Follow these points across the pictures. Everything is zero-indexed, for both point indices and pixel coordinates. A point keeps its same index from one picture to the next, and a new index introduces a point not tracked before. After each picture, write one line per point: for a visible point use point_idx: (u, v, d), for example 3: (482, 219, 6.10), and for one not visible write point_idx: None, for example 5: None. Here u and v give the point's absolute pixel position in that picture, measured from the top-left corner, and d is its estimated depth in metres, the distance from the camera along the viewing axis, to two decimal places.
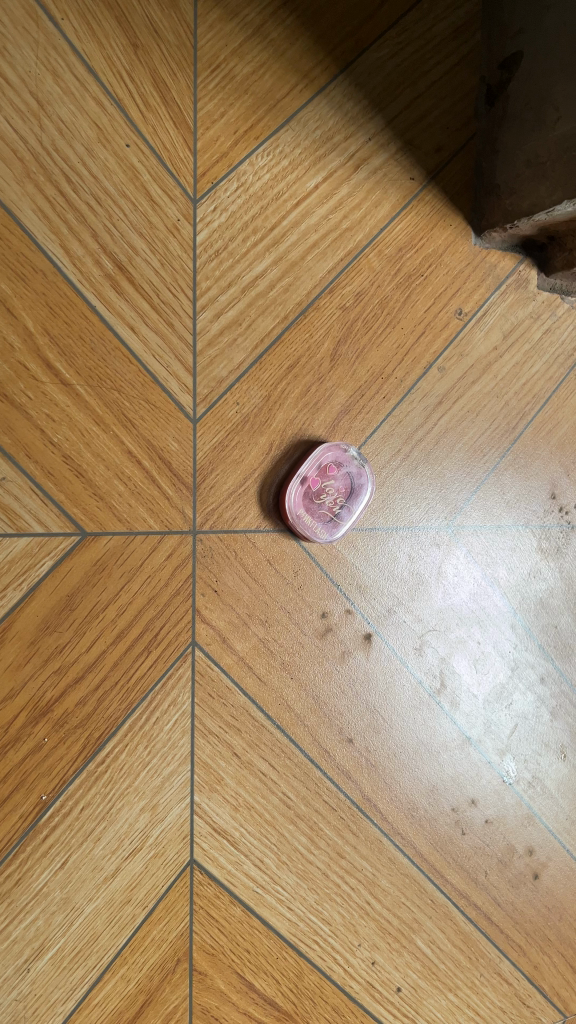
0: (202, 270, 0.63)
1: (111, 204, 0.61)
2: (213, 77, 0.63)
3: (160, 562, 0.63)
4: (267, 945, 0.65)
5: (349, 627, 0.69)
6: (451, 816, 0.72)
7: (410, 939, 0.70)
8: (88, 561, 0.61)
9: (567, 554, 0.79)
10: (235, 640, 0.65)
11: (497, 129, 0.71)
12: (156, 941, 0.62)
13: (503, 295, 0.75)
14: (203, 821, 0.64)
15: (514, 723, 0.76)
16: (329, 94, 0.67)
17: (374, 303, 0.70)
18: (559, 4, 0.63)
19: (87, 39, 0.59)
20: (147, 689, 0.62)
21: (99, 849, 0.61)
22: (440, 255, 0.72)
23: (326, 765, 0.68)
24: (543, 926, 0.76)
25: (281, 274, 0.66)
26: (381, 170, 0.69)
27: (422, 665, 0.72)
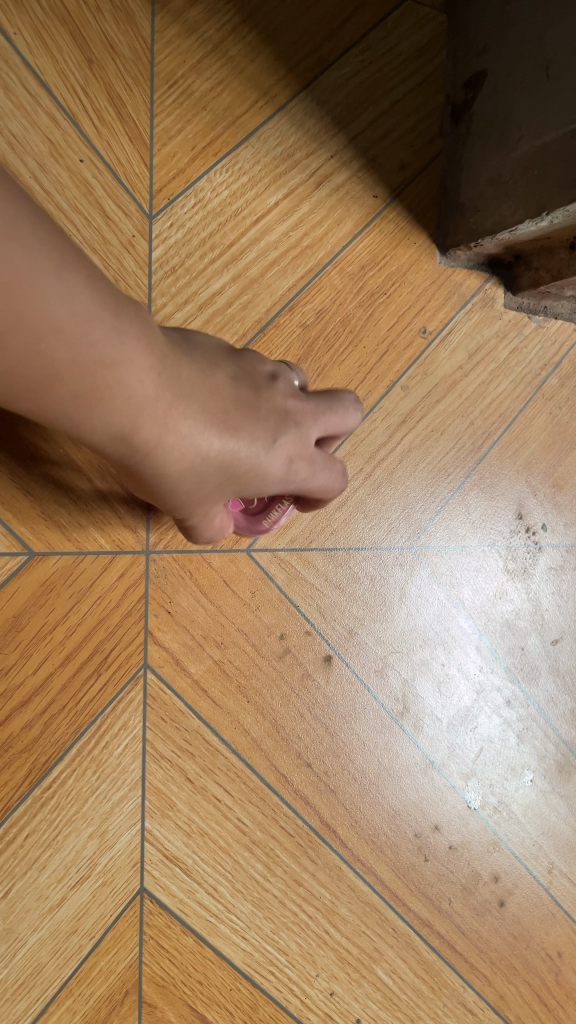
0: (158, 286, 0.63)
1: (64, 220, 0.59)
2: (171, 92, 0.63)
3: (111, 582, 0.62)
4: (220, 976, 0.64)
5: (309, 650, 0.68)
6: (413, 842, 0.71)
7: (371, 970, 0.68)
8: (36, 582, 0.60)
9: (534, 575, 0.78)
10: (189, 662, 0.64)
11: (462, 148, 0.70)
12: (104, 972, 0.61)
13: (469, 313, 0.74)
14: (154, 847, 0.62)
15: (479, 747, 0.74)
16: (291, 111, 0.67)
17: (336, 321, 0.69)
18: (523, 23, 0.62)
19: (40, 52, 0.59)
20: (97, 710, 0.61)
21: (44, 878, 0.60)
22: (404, 273, 0.72)
23: (283, 790, 0.66)
24: (509, 954, 0.74)
25: (240, 291, 0.65)
26: (344, 187, 0.69)
27: (384, 688, 0.71)
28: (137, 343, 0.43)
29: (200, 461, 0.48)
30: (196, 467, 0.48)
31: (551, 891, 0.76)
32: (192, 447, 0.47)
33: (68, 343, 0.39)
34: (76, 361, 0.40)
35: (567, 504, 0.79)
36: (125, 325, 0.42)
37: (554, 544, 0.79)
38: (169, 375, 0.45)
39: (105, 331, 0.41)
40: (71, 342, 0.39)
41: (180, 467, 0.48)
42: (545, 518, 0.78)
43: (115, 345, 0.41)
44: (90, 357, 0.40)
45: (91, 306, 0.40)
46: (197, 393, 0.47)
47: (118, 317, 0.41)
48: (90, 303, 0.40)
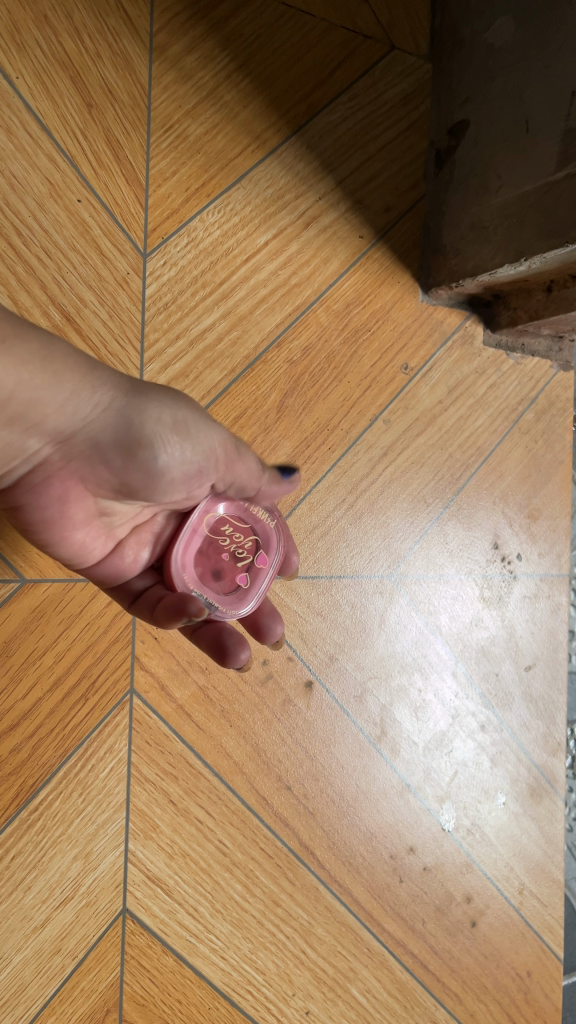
0: (151, 323, 0.65)
1: (61, 257, 0.62)
2: (166, 136, 0.66)
3: (99, 609, 0.64)
4: (199, 995, 0.65)
5: (290, 675, 0.70)
6: (389, 863, 0.73)
7: (345, 989, 0.70)
8: (27, 608, 0.61)
9: (509, 603, 0.80)
10: (174, 688, 0.66)
11: (445, 192, 0.72)
12: (86, 991, 0.62)
13: (449, 351, 0.77)
14: (137, 868, 0.64)
15: (454, 770, 0.76)
16: (281, 155, 0.70)
17: (322, 358, 0.71)
18: (504, 77, 0.63)
19: (42, 97, 0.62)
20: (83, 734, 0.63)
21: (29, 898, 0.61)
22: (388, 310, 0.74)
23: (263, 812, 0.68)
24: (480, 974, 0.76)
25: (230, 327, 0.68)
26: (331, 228, 0.71)
27: (363, 713, 0.73)
28: (93, 390, 0.46)
29: (188, 474, 0.51)
30: (181, 482, 0.51)
31: (521, 910, 0.78)
32: (178, 466, 0.50)
33: (7, 407, 0.44)
34: (18, 417, 0.45)
35: (542, 534, 0.82)
36: (78, 382, 0.45)
37: (528, 574, 0.81)
38: (138, 414, 0.48)
39: (49, 393, 0.45)
40: (10, 406, 0.44)
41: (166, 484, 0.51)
42: (519, 548, 0.81)
43: (66, 393, 0.45)
44: (41, 411, 0.45)
45: (37, 372, 0.44)
46: (184, 418, 0.49)
47: (72, 371, 0.45)
48: (36, 368, 0.44)
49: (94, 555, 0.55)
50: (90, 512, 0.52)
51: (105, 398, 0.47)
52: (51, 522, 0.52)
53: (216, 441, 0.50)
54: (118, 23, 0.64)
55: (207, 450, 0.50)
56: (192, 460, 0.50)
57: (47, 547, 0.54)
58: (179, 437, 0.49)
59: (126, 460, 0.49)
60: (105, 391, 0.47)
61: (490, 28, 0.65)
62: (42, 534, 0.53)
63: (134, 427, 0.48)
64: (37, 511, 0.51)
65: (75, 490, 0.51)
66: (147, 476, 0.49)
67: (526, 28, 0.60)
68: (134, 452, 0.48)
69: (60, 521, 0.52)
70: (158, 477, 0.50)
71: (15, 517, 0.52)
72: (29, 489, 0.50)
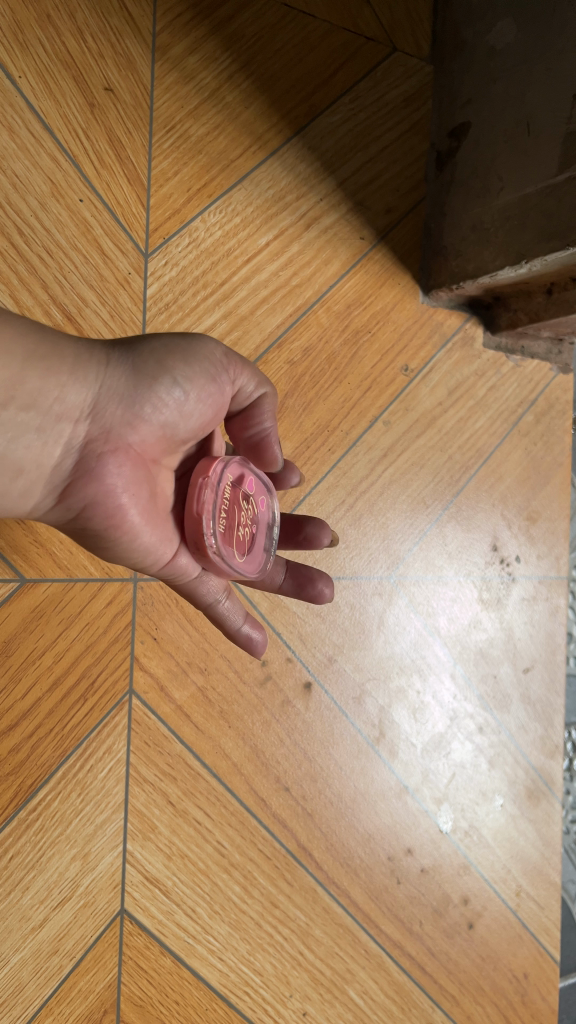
0: (152, 323, 0.65)
1: (62, 256, 0.62)
2: (168, 136, 0.66)
3: (99, 608, 0.64)
4: (197, 996, 0.65)
5: (289, 676, 0.70)
6: (387, 865, 0.72)
7: (343, 990, 0.70)
8: (26, 607, 0.62)
9: (508, 605, 0.80)
10: (173, 689, 0.66)
11: (446, 194, 0.72)
12: (84, 992, 0.62)
13: (449, 353, 0.77)
14: (135, 869, 0.64)
15: (452, 772, 0.76)
16: (283, 156, 0.70)
17: (322, 359, 0.71)
18: (505, 79, 0.63)
19: (44, 97, 0.62)
20: (82, 735, 0.63)
21: (27, 899, 0.61)
22: (388, 312, 0.74)
23: (261, 813, 0.68)
24: (477, 976, 0.75)
25: (231, 327, 0.68)
26: (332, 229, 0.71)
27: (361, 715, 0.72)
28: (91, 348, 0.47)
29: (212, 393, 0.50)
30: (208, 411, 0.51)
31: (519, 913, 0.78)
32: (198, 385, 0.49)
33: (25, 385, 0.44)
34: (38, 395, 0.45)
35: (541, 536, 0.82)
36: (76, 345, 0.46)
37: (527, 576, 0.81)
38: (137, 354, 0.48)
39: (53, 362, 0.45)
40: (27, 384, 0.44)
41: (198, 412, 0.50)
42: (518, 550, 0.81)
43: (71, 358, 0.46)
44: (56, 381, 0.45)
45: (36, 343, 0.45)
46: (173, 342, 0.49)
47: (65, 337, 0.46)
48: (34, 340, 0.45)
49: (172, 546, 0.52)
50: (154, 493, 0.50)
51: (104, 353, 0.47)
52: (127, 511, 0.48)
53: (215, 349, 0.51)
54: (121, 23, 0.64)
55: (213, 358, 0.50)
56: (206, 376, 0.50)
57: (125, 551, 0.50)
58: (182, 357, 0.49)
59: (157, 405, 0.48)
60: (101, 349, 0.47)
61: (492, 30, 0.65)
62: (119, 532, 0.49)
63: (142, 368, 0.48)
64: (110, 505, 0.47)
65: (135, 471, 0.48)
66: (181, 411, 0.49)
67: (528, 30, 0.60)
68: (155, 391, 0.48)
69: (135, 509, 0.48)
70: (189, 408, 0.49)
71: (85, 525, 0.48)
72: (88, 480, 0.47)
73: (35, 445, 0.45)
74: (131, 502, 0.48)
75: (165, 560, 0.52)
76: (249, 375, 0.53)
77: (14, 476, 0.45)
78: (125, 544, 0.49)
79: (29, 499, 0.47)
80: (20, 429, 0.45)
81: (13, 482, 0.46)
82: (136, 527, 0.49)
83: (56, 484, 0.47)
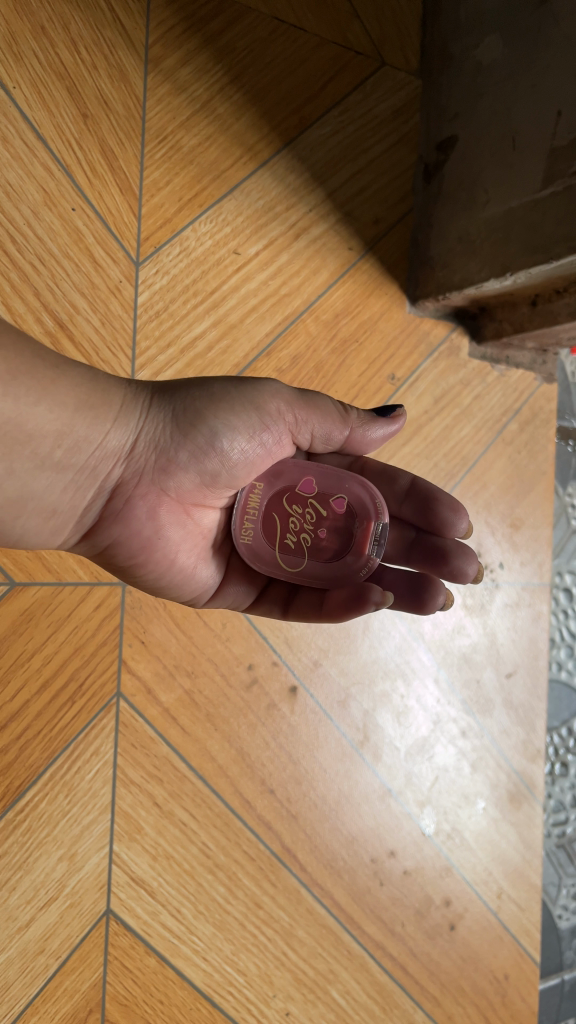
0: (142, 331, 0.66)
1: (54, 265, 0.64)
2: (160, 147, 0.67)
3: (88, 612, 0.65)
4: (181, 995, 0.66)
5: (275, 680, 0.70)
6: (370, 867, 0.73)
7: (325, 991, 0.71)
8: (16, 610, 0.63)
9: (491, 611, 0.81)
10: (160, 692, 0.67)
11: (433, 206, 0.73)
12: (69, 991, 0.63)
13: (435, 363, 0.78)
14: (121, 870, 0.65)
15: (435, 776, 0.77)
16: (273, 167, 0.71)
17: (310, 367, 0.72)
18: (492, 94, 0.65)
19: (38, 107, 0.63)
20: (69, 737, 0.64)
21: (14, 898, 0.62)
22: (376, 322, 0.75)
23: (247, 815, 0.69)
24: (458, 977, 0.77)
25: (220, 336, 0.69)
26: (321, 239, 0.73)
27: (346, 719, 0.73)
28: (134, 398, 0.51)
29: (260, 441, 0.53)
30: (254, 456, 0.53)
31: (500, 915, 0.79)
32: (245, 437, 0.52)
33: (70, 434, 0.48)
34: (82, 441, 0.49)
35: (524, 543, 0.83)
36: (122, 395, 0.50)
37: (510, 582, 0.82)
38: (180, 402, 0.51)
39: (100, 411, 0.49)
40: (72, 433, 0.48)
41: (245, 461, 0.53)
42: (502, 557, 0.81)
43: (117, 408, 0.50)
44: (102, 431, 0.49)
45: (88, 394, 0.48)
46: (223, 391, 0.51)
47: (114, 387, 0.50)
48: (86, 391, 0.48)
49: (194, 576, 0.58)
50: (183, 528, 0.55)
51: (144, 403, 0.51)
52: (150, 548, 0.54)
53: (273, 399, 0.52)
54: (114, 35, 0.65)
55: (267, 411, 0.52)
56: (256, 426, 0.52)
57: (147, 578, 0.56)
58: (230, 408, 0.51)
59: (193, 452, 0.52)
60: (145, 398, 0.51)
61: (479, 46, 0.67)
62: (143, 565, 0.55)
63: (182, 417, 0.51)
64: (133, 543, 0.54)
65: (164, 510, 0.54)
66: (224, 460, 0.52)
67: (514, 48, 0.62)
68: (190, 441, 0.51)
69: (159, 548, 0.55)
70: (234, 458, 0.52)
71: (112, 557, 0.55)
72: (114, 519, 0.54)
73: (72, 489, 0.50)
74: (155, 540, 0.54)
75: (189, 584, 0.58)
76: (324, 418, 0.54)
77: (52, 517, 0.51)
78: (148, 574, 0.56)
79: (63, 534, 0.53)
80: (60, 473, 0.49)
81: (49, 521, 0.51)
82: (160, 561, 0.55)
83: (87, 522, 0.54)
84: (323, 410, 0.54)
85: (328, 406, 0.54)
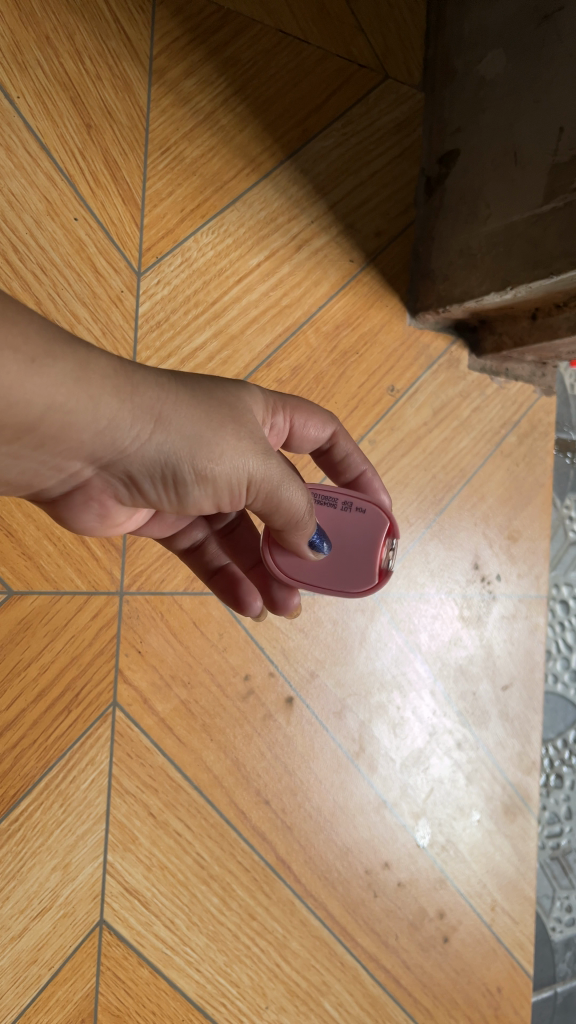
0: (143, 340, 0.67)
1: (56, 273, 0.64)
2: (163, 157, 0.68)
3: (85, 621, 0.65)
4: (174, 1007, 0.66)
5: (271, 692, 0.70)
6: (364, 879, 0.73)
7: (318, 1002, 0.71)
8: (13, 619, 0.63)
9: (488, 623, 0.81)
10: (156, 702, 0.67)
11: (434, 219, 0.74)
12: (61, 1001, 0.63)
13: (435, 374, 0.78)
14: (115, 880, 0.65)
15: (430, 787, 0.77)
16: (275, 178, 0.71)
17: (310, 378, 0.72)
18: (494, 109, 0.65)
19: (42, 117, 0.64)
20: (65, 745, 0.64)
21: (7, 908, 0.62)
22: (376, 333, 0.75)
23: (242, 826, 0.69)
24: (451, 989, 0.76)
25: (221, 346, 0.69)
26: (322, 250, 0.73)
27: (342, 730, 0.73)
28: (135, 416, 0.39)
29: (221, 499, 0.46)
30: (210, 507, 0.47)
31: (493, 927, 0.79)
32: (212, 490, 0.45)
33: (35, 436, 0.37)
34: (57, 440, 0.38)
35: (521, 555, 0.83)
36: (116, 409, 0.39)
37: (507, 593, 0.82)
38: (181, 431, 0.41)
39: (81, 424, 0.38)
40: (37, 435, 0.37)
41: (206, 505, 0.46)
42: (499, 569, 0.81)
43: (103, 422, 0.39)
44: (75, 437, 0.39)
45: (72, 399, 0.37)
46: (221, 446, 0.43)
47: (110, 397, 0.38)
48: (70, 395, 0.36)
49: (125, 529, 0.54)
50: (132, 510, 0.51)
51: (142, 425, 0.40)
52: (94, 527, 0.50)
53: (258, 465, 0.44)
54: (119, 47, 0.66)
55: (245, 473, 0.44)
56: (223, 488, 0.45)
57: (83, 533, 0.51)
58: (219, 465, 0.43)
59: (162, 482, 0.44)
60: (145, 416, 0.40)
61: (482, 60, 0.67)
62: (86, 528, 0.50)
63: (174, 450, 0.42)
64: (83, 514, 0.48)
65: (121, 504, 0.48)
66: (182, 498, 0.45)
67: (517, 64, 0.62)
68: (173, 477, 0.43)
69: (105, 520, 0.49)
70: (190, 500, 0.45)
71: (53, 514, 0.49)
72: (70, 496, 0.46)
73: (31, 471, 0.41)
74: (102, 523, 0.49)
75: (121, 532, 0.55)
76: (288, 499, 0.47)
77: (0, 490, 0.42)
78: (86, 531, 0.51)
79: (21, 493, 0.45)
80: (17, 461, 0.39)
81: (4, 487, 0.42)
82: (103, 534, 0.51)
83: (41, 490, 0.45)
84: (293, 489, 0.47)
85: (298, 483, 0.48)
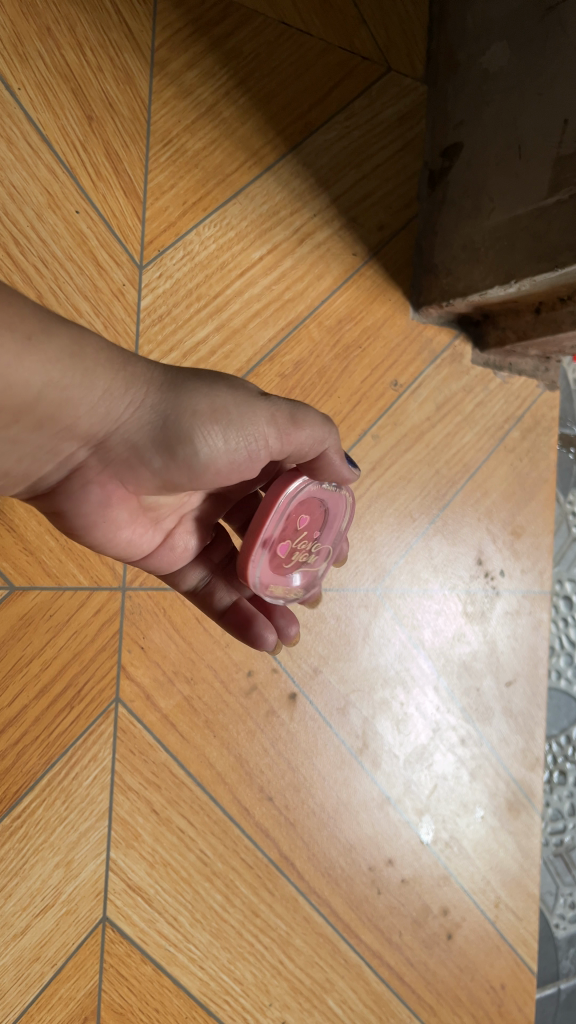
0: (145, 334, 0.66)
1: (58, 266, 0.63)
2: (165, 151, 0.67)
3: (87, 617, 0.64)
4: (177, 1004, 0.66)
5: (274, 688, 0.70)
6: (368, 876, 0.73)
7: (322, 1000, 0.70)
8: (14, 614, 0.62)
9: (491, 619, 0.80)
10: (159, 698, 0.66)
11: (437, 213, 0.73)
12: (64, 998, 0.62)
13: (438, 369, 0.78)
14: (118, 877, 0.65)
15: (433, 784, 0.77)
16: (277, 171, 0.71)
17: (313, 373, 0.72)
18: (498, 101, 0.64)
19: (43, 109, 0.63)
20: (67, 742, 0.63)
21: (9, 906, 0.61)
22: (379, 328, 0.75)
23: (245, 822, 0.69)
24: (455, 986, 0.76)
25: (223, 341, 0.69)
26: (325, 244, 0.72)
27: (345, 727, 0.73)
28: (126, 384, 0.41)
29: (234, 460, 0.45)
30: (226, 472, 0.46)
31: (497, 924, 0.78)
32: (225, 450, 0.44)
33: (32, 414, 0.38)
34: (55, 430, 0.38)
35: (525, 550, 0.82)
36: (111, 378, 0.40)
37: (511, 589, 0.82)
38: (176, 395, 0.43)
39: (78, 396, 0.39)
40: (34, 416, 0.38)
41: (221, 472, 0.45)
42: (503, 565, 0.81)
43: (98, 393, 0.40)
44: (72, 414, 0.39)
45: (68, 371, 0.38)
46: (221, 399, 0.44)
47: (104, 367, 0.40)
48: (66, 367, 0.38)
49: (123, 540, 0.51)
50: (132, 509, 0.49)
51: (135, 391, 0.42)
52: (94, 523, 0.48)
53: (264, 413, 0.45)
54: (121, 38, 0.65)
55: (255, 422, 0.44)
56: (237, 440, 0.44)
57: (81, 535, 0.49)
58: (225, 416, 0.43)
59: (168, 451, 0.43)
60: (137, 383, 0.42)
61: (486, 53, 0.66)
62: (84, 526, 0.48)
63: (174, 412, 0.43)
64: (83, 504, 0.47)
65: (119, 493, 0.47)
66: (193, 463, 0.44)
67: (520, 56, 0.61)
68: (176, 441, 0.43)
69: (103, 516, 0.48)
70: (203, 464, 0.44)
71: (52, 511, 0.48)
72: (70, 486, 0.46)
73: (28, 459, 0.41)
74: (101, 517, 0.48)
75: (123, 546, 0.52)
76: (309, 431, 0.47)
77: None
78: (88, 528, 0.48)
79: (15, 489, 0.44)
80: (12, 448, 0.39)
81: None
82: (101, 537, 0.49)
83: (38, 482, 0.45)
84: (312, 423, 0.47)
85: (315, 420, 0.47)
